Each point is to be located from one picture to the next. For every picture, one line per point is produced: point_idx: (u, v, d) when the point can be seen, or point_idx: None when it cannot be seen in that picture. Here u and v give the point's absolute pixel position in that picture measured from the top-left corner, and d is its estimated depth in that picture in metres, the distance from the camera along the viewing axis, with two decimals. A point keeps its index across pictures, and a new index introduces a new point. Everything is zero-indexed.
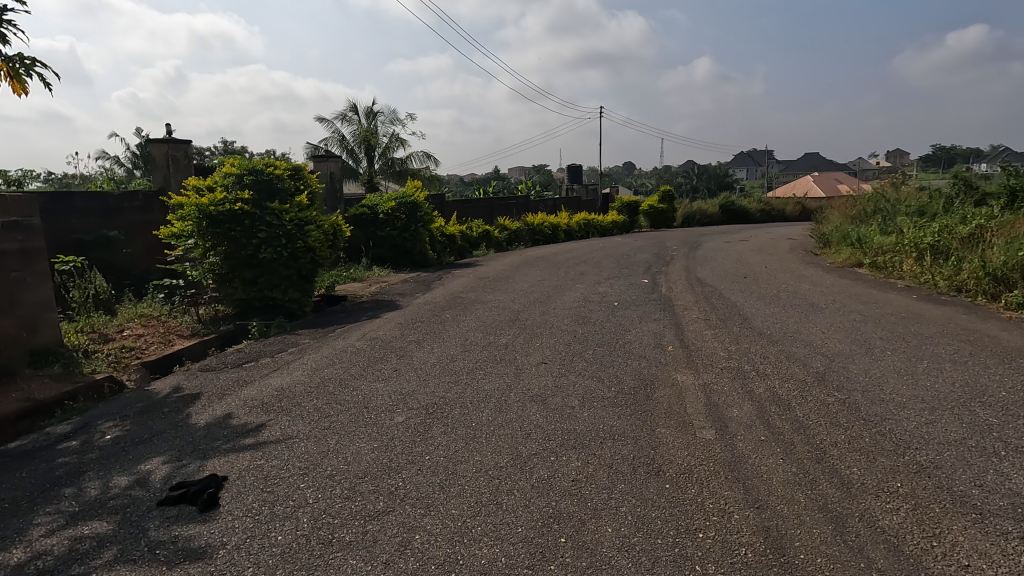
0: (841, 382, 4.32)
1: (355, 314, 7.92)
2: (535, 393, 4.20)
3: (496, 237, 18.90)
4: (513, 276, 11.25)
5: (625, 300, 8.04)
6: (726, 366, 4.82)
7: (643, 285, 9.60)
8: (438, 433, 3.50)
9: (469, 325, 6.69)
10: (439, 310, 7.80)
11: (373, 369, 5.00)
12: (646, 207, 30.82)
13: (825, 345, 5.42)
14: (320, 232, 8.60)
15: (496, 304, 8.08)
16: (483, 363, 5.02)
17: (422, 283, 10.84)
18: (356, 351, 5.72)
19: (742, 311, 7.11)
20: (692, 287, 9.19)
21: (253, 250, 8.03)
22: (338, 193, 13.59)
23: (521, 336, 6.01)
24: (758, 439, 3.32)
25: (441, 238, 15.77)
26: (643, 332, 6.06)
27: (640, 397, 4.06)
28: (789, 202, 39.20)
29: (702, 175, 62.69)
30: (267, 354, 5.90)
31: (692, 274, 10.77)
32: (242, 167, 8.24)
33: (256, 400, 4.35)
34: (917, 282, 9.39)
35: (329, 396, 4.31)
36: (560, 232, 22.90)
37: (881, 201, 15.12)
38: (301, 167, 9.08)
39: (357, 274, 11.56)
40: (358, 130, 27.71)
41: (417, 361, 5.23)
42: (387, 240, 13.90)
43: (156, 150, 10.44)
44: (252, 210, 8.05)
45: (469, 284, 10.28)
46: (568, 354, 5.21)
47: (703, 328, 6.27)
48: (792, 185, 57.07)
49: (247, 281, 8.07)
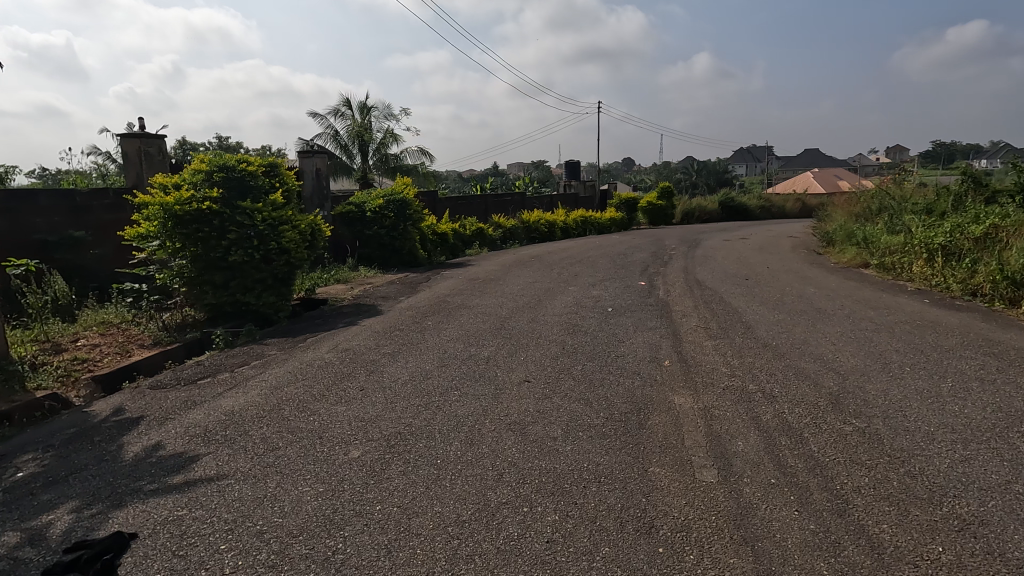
0: (858, 408, 3.83)
1: (332, 321, 7.41)
2: (513, 420, 3.72)
3: (490, 235, 18.38)
4: (505, 277, 10.75)
5: (620, 305, 7.56)
6: (728, 385, 4.34)
7: (640, 288, 9.11)
8: (394, 475, 3.01)
9: (452, 334, 6.22)
10: (421, 316, 7.31)
11: (338, 388, 4.53)
12: (644, 204, 30.30)
13: (837, 360, 4.94)
14: (296, 232, 8.07)
15: (483, 309, 7.58)
16: (459, 382, 4.53)
17: (408, 286, 10.34)
18: (324, 366, 5.24)
19: (745, 319, 6.62)
20: (691, 290, 8.69)
21: (222, 253, 7.52)
22: (325, 190, 13.08)
23: (505, 347, 5.53)
24: (768, 484, 2.83)
25: (432, 237, 15.26)
26: (639, 343, 5.58)
27: (632, 426, 3.58)
28: (790, 198, 38.67)
29: (701, 172, 62.10)
30: (229, 367, 5.42)
31: (692, 276, 10.28)
32: (212, 165, 7.76)
33: (200, 426, 3.87)
34: (929, 285, 8.91)
35: (282, 423, 3.82)
36: (556, 230, 22.39)
37: (886, 199, 14.62)
38: (277, 164, 8.57)
39: (341, 275, 11.06)
40: (351, 125, 27.19)
41: (388, 378, 4.75)
42: (375, 239, 13.39)
43: (128, 146, 9.93)
44: (221, 209, 7.55)
45: (457, 286, 9.78)
46: (554, 371, 4.72)
47: (704, 338, 5.79)
48: (791, 182, 56.50)
49: (218, 285, 7.56)
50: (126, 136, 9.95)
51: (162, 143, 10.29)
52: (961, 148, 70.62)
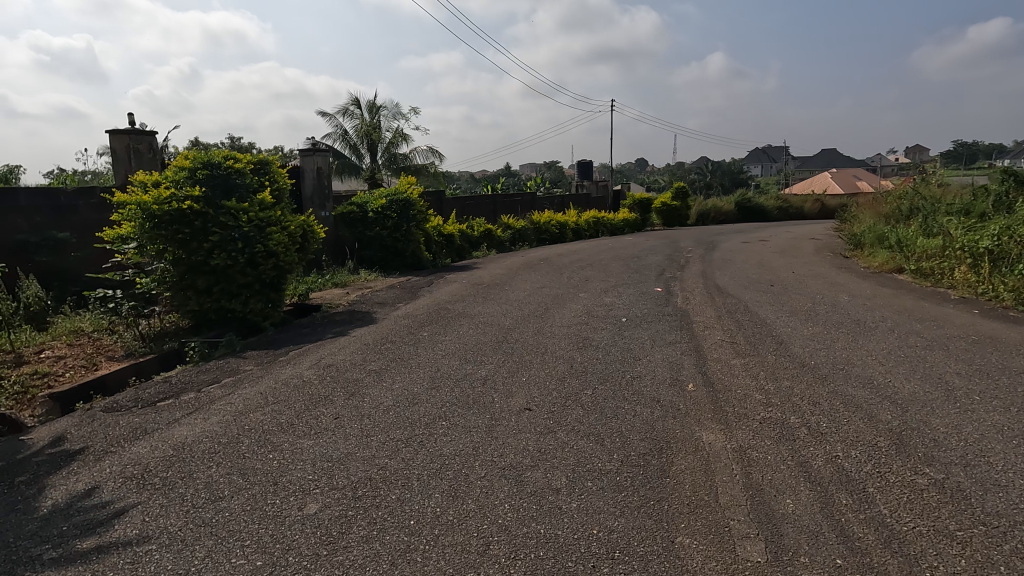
0: (929, 453, 3.14)
1: (320, 331, 6.83)
2: (510, 463, 3.10)
3: (499, 237, 17.77)
4: (511, 282, 10.12)
5: (635, 314, 6.90)
6: (765, 418, 3.68)
7: (656, 294, 8.46)
8: (354, 544, 2.39)
9: (449, 348, 5.60)
10: (418, 326, 6.72)
11: (310, 415, 3.93)
12: (659, 205, 29.52)
13: (890, 386, 4.24)
14: (285, 234, 7.48)
15: (484, 319, 6.96)
16: (450, 409, 3.91)
17: (409, 291, 9.77)
18: (301, 385, 4.64)
19: (774, 332, 5.94)
20: (712, 298, 8.01)
21: (205, 256, 6.97)
22: (327, 189, 12.54)
23: (507, 365, 4.91)
24: (834, 568, 2.18)
25: (438, 238, 14.69)
26: (657, 362, 4.93)
27: (653, 474, 2.93)
28: (809, 199, 37.57)
29: (717, 172, 61.06)
30: (198, 385, 4.85)
31: (711, 281, 9.60)
32: (196, 161, 7.23)
33: (141, 463, 3.28)
34: (975, 293, 8.13)
35: (235, 462, 3.23)
36: (568, 232, 21.74)
37: (917, 200, 13.76)
38: (268, 161, 8.01)
39: (340, 279, 10.49)
40: (360, 124, 26.82)
41: (369, 403, 4.14)
42: (377, 241, 12.85)
43: (116, 143, 9.47)
44: (204, 209, 7.01)
45: (460, 292, 9.17)
46: (560, 397, 4.09)
47: (731, 356, 5.12)
48: (808, 183, 55.17)
49: (201, 291, 7.02)
50: (115, 133, 9.49)
51: (153, 140, 9.83)
52: (984, 148, 68.70)
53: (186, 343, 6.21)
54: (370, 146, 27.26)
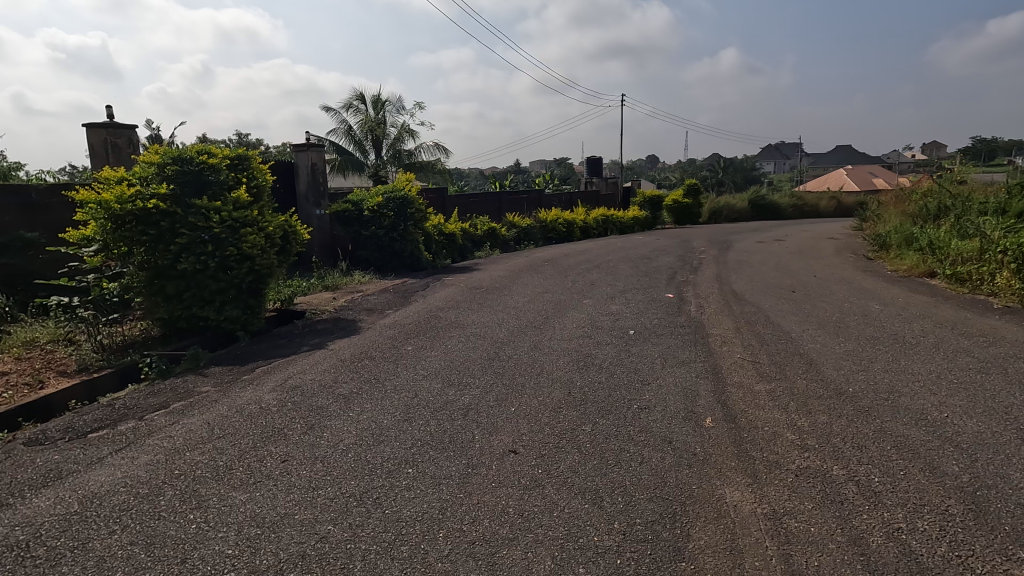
0: (1020, 528, 2.45)
1: (296, 343, 6.21)
2: (483, 534, 2.46)
3: (503, 235, 17.12)
4: (512, 286, 9.49)
5: (644, 326, 6.24)
6: (802, 469, 3.00)
7: (667, 301, 7.77)
8: None
9: (432, 367, 4.96)
10: (403, 338, 6.11)
11: (255, 456, 3.31)
12: (669, 202, 28.72)
13: (949, 425, 3.53)
14: (262, 235, 6.87)
15: (477, 330, 6.31)
16: (421, 450, 3.28)
17: (402, 295, 9.15)
18: (255, 413, 4.03)
19: (802, 350, 5.24)
20: (729, 305, 7.32)
21: (172, 259, 6.39)
22: (321, 185, 12.00)
23: (495, 390, 4.27)
24: None
25: (438, 237, 14.08)
26: (668, 387, 4.27)
27: (664, 558, 2.28)
28: (825, 196, 36.47)
29: (729, 169, 59.92)
30: (142, 411, 4.25)
31: (726, 286, 8.90)
32: (165, 156, 6.64)
33: (32, 525, 2.68)
34: (1019, 301, 7.40)
35: (144, 525, 2.61)
36: (576, 230, 21.04)
37: (946, 197, 12.92)
38: (247, 155, 7.39)
39: (330, 281, 9.90)
40: (365, 120, 26.31)
41: (328, 440, 3.51)
42: (374, 240, 12.27)
43: (93, 137, 8.97)
44: (171, 209, 6.42)
45: (455, 297, 8.55)
46: (554, 436, 3.44)
47: (754, 380, 4.44)
48: (823, 180, 53.87)
49: (169, 297, 6.45)
50: (92, 126, 8.99)
51: (133, 134, 9.30)
52: (1005, 143, 66.84)
53: (145, 358, 5.61)
54: (375, 142, 26.72)
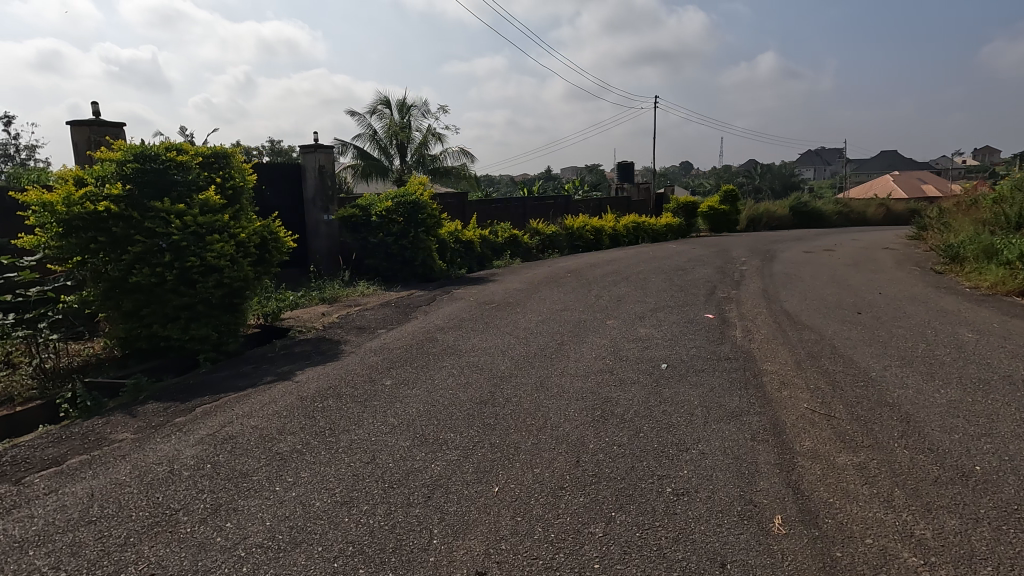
0: None
1: (263, 371, 5.27)
2: None
3: (526, 243, 16.05)
4: (527, 301, 8.40)
5: (678, 358, 5.06)
6: None
7: (708, 323, 6.58)
8: None
9: (406, 413, 3.91)
10: (386, 367, 5.09)
11: (117, 563, 2.32)
12: (705, 208, 27.19)
13: None
14: (233, 243, 5.97)
15: (475, 359, 5.24)
16: (349, 568, 2.22)
17: (402, 310, 8.17)
18: (160, 480, 3.05)
19: (891, 400, 3.99)
20: (783, 331, 6.08)
21: (125, 270, 5.53)
22: (331, 190, 11.32)
23: (477, 457, 3.19)
24: None
25: (454, 245, 13.14)
26: (714, 457, 3.11)
27: None
28: (873, 203, 34.19)
29: (767, 175, 57.62)
30: (28, 468, 3.32)
31: (776, 305, 7.63)
32: (126, 152, 5.81)
33: None
34: None
35: None
36: (604, 237, 19.85)
37: None
38: (225, 153, 6.52)
39: (327, 294, 9.03)
40: (389, 123, 25.72)
41: (230, 536, 2.49)
42: (382, 248, 11.38)
43: (77, 136, 8.30)
44: (126, 212, 5.57)
45: (460, 314, 7.52)
46: (547, 547, 2.34)
47: (834, 449, 3.22)
48: (868, 186, 51.02)
49: (125, 313, 5.60)
50: (76, 123, 8.32)
51: (120, 132, 8.61)
52: None
53: (62, 390, 4.55)
54: (399, 146, 26.11)
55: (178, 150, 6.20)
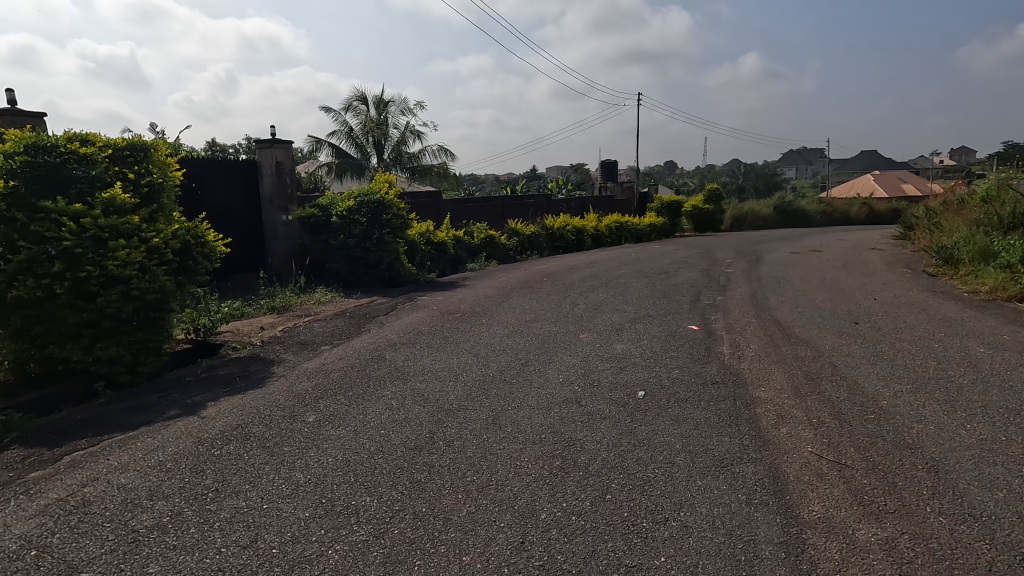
0: None
1: (170, 402, 4.42)
2: None
3: (504, 244, 15.28)
4: (496, 310, 7.65)
5: (657, 384, 4.33)
6: None
7: (693, 336, 5.89)
8: None
9: (319, 465, 3.12)
10: (315, 398, 4.29)
11: None
12: (689, 208, 26.68)
13: None
14: (143, 249, 5.14)
15: (421, 386, 4.46)
16: None
17: (356, 321, 7.37)
18: None
19: (912, 440, 3.31)
20: (776, 346, 5.42)
21: (8, 282, 4.68)
22: (289, 189, 10.56)
23: (390, 538, 2.42)
24: None
25: (425, 247, 12.34)
26: (701, 535, 2.39)
27: None
28: (856, 202, 34.06)
29: (750, 174, 57.53)
30: None
31: (766, 314, 6.99)
32: (16, 143, 4.95)
33: None
34: None
35: None
36: (585, 238, 19.18)
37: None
38: (143, 145, 5.68)
39: (278, 303, 8.21)
40: (365, 119, 24.80)
41: None
42: (345, 250, 10.51)
43: None
44: (10, 213, 4.72)
45: (418, 327, 6.74)
46: None
47: (851, 518, 2.52)
48: (851, 185, 51.06)
49: (12, 332, 4.74)
50: None
51: (40, 123, 7.70)
52: None
53: None
54: (376, 143, 25.16)
55: (82, 142, 5.38)
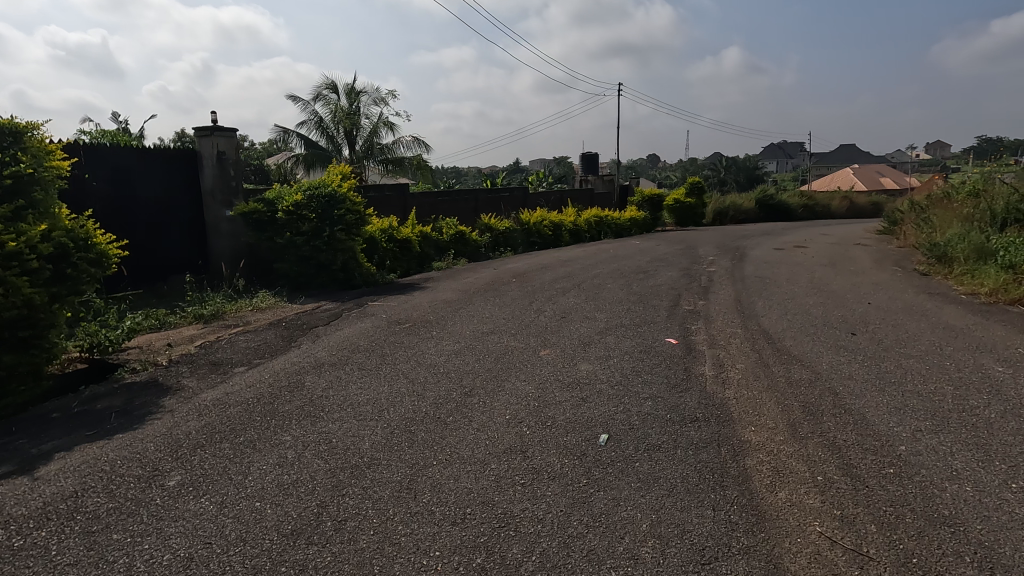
0: None
1: (9, 452, 3.46)
2: None
3: (474, 241, 14.38)
4: (453, 319, 6.79)
5: (625, 423, 3.51)
6: None
7: (671, 352, 5.09)
8: None
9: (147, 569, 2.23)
10: (195, 446, 3.38)
11: None
12: (671, 202, 26.03)
13: None
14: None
15: (333, 428, 3.57)
16: None
17: (291, 333, 6.45)
18: None
19: (950, 512, 2.52)
20: (766, 365, 4.65)
21: None
22: (233, 181, 9.56)
23: None
24: None
25: (386, 244, 11.38)
26: None
27: None
28: (837, 196, 33.80)
29: (732, 167, 57.18)
30: None
31: (753, 322, 6.24)
32: None
33: None
34: None
35: None
36: (564, 234, 18.37)
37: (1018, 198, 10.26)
38: (11, 127, 4.69)
39: (207, 309, 7.24)
40: (335, 108, 23.62)
41: None
42: (292, 250, 9.46)
43: None
44: None
45: (358, 341, 5.85)
46: None
47: None
48: (831, 178, 51.00)
49: None
50: None
51: None
52: None
53: None
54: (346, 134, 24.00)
55: None
